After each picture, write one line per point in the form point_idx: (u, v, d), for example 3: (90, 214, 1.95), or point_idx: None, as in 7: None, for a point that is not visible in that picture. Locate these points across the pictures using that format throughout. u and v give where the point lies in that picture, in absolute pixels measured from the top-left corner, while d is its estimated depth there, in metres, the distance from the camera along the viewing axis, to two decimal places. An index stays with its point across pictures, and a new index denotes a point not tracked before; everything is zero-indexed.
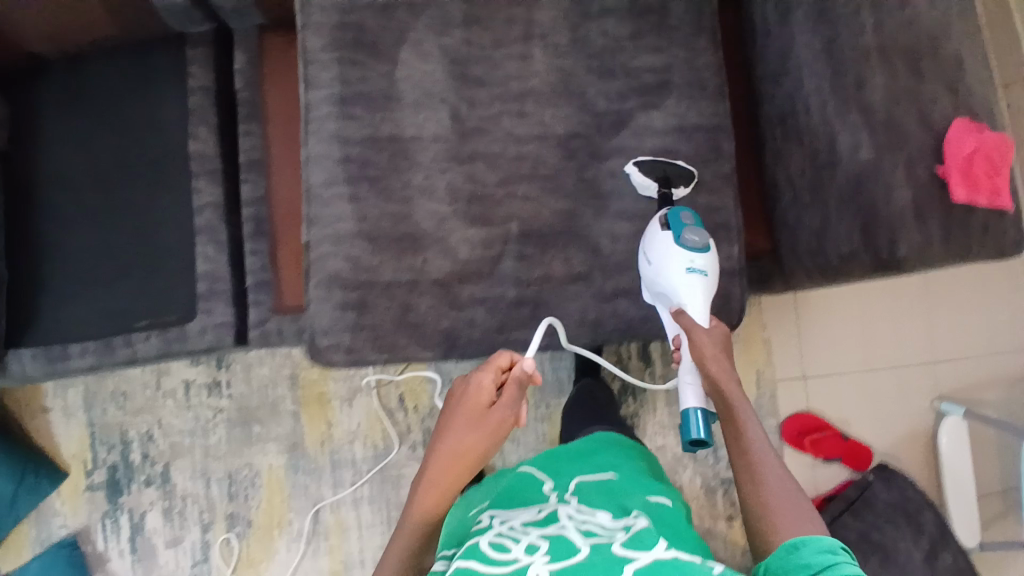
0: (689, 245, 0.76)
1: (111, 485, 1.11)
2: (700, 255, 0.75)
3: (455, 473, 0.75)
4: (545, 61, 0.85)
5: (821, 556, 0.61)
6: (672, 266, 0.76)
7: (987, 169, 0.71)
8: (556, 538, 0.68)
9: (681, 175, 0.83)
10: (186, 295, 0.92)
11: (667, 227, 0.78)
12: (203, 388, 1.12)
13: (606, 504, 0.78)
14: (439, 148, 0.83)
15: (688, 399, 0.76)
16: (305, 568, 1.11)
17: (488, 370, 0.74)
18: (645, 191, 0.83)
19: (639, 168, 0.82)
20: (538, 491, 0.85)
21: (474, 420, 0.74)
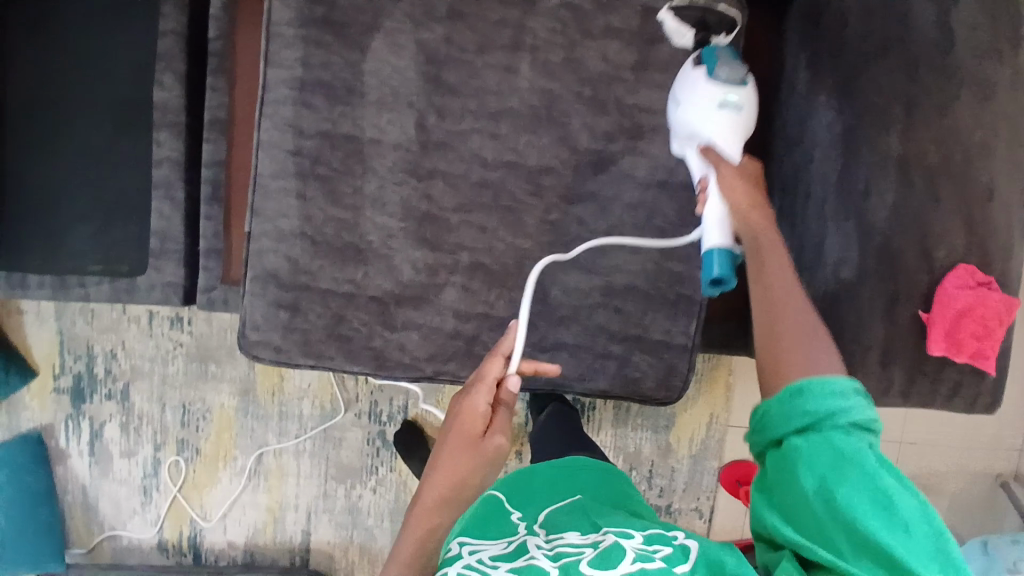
0: (724, 77, 0.66)
1: (75, 391, 1.18)
2: (736, 89, 0.66)
3: (443, 509, 0.63)
4: (530, 79, 0.76)
5: (829, 401, 0.51)
6: (704, 102, 0.67)
7: (977, 330, 0.64)
8: (525, 569, 0.55)
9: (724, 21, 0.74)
10: (139, 247, 0.92)
11: (701, 64, 0.69)
12: (167, 321, 1.16)
13: (577, 522, 0.64)
14: (398, 157, 0.77)
15: (712, 236, 0.66)
16: (243, 500, 1.18)
17: (482, 392, 0.64)
18: (680, 41, 0.75)
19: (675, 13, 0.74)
20: (500, 511, 0.69)
21: (461, 448, 0.63)
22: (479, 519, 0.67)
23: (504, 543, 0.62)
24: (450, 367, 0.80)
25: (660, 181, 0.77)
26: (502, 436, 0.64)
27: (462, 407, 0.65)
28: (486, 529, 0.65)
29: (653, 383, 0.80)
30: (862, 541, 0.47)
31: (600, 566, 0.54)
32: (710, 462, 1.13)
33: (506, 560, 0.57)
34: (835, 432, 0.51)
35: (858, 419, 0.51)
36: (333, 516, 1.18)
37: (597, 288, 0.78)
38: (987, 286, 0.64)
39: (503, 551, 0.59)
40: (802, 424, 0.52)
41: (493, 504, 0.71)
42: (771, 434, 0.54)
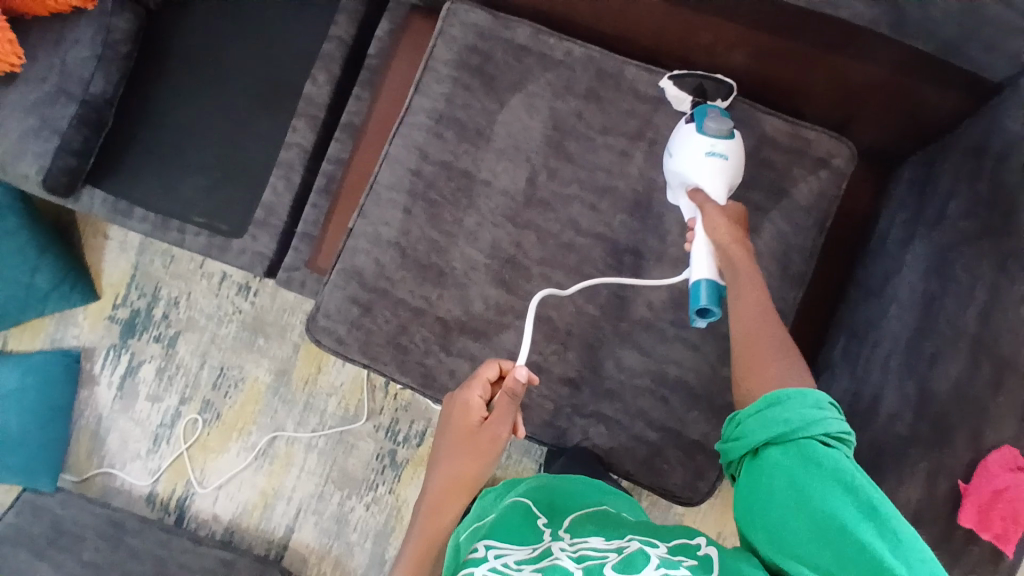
0: (711, 131, 0.74)
1: (127, 324, 1.24)
2: (724, 141, 0.74)
3: (451, 497, 0.72)
4: (640, 167, 0.82)
5: (807, 413, 0.55)
6: (694, 153, 0.74)
7: (1010, 515, 0.58)
8: (549, 567, 0.54)
9: (719, 90, 0.80)
10: (244, 213, 1.00)
11: (691, 121, 0.77)
12: (236, 286, 1.22)
13: (603, 530, 0.64)
14: (502, 202, 0.83)
15: (700, 269, 0.71)
16: (243, 477, 1.20)
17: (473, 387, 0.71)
18: (679, 106, 0.81)
19: (673, 83, 0.80)
20: (527, 519, 0.68)
21: (464, 443, 0.71)
22: (507, 529, 0.66)
23: (529, 549, 0.61)
24: None
25: None
26: (499, 426, 0.70)
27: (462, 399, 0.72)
28: (513, 536, 0.65)
29: (680, 484, 0.81)
30: (861, 554, 0.49)
31: (623, 569, 0.51)
32: None
33: (530, 565, 0.56)
34: (811, 444, 0.55)
35: (832, 433, 0.55)
36: (320, 520, 1.17)
37: (649, 373, 0.81)
38: None
39: (528, 557, 0.58)
40: (782, 432, 0.56)
41: (526, 516, 0.69)
42: (748, 446, 0.58)
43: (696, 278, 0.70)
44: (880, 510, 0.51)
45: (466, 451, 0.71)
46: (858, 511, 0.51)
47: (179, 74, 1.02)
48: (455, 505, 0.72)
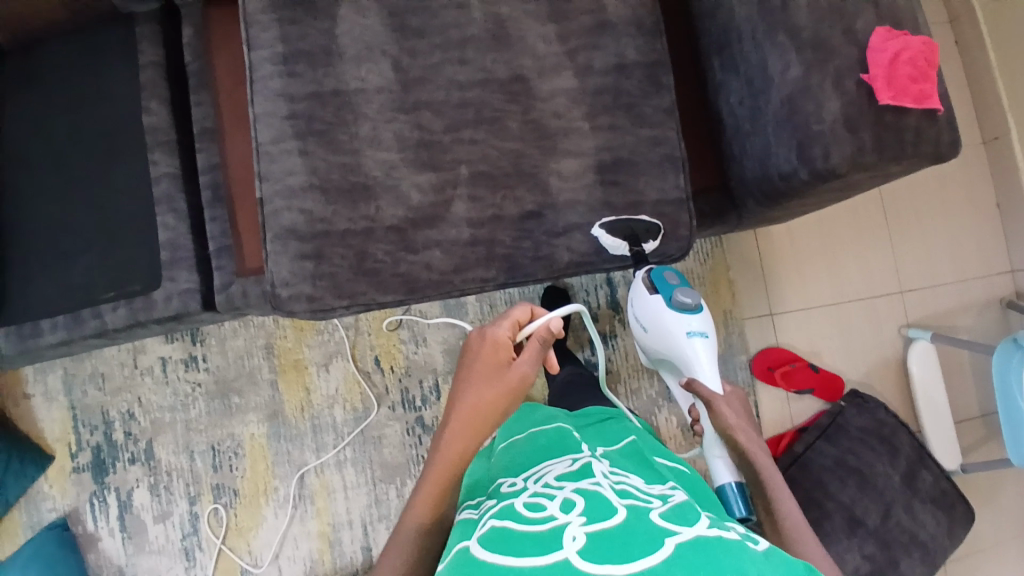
0: (680, 305, 0.89)
1: (96, 465, 1.13)
2: (694, 317, 0.90)
3: (472, 427, 0.74)
4: (482, 8, 0.86)
5: None
6: (676, 337, 0.90)
7: (912, 73, 0.74)
8: (592, 494, 0.60)
9: (648, 230, 0.86)
10: (150, 266, 0.93)
11: (656, 291, 0.90)
12: (181, 363, 1.14)
13: (639, 472, 0.72)
14: (384, 99, 0.85)
15: (724, 475, 0.96)
16: (293, 532, 1.12)
17: (504, 324, 0.78)
18: (616, 251, 0.86)
19: (606, 230, 0.85)
20: (565, 438, 0.77)
21: (493, 373, 0.76)
22: (546, 445, 0.76)
23: (569, 462, 0.70)
24: (475, 274, 0.84)
25: (617, 66, 0.87)
26: (528, 365, 0.77)
27: (491, 338, 0.78)
28: (553, 452, 0.74)
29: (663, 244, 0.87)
30: None
31: (670, 518, 0.56)
32: (740, 357, 1.18)
33: (572, 481, 0.64)
34: None
35: None
36: (391, 522, 1.13)
37: (590, 168, 0.86)
38: (906, 36, 0.75)
39: (569, 474, 0.66)
40: None
41: (560, 433, 0.79)
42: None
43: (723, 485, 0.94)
44: None
45: (494, 384, 0.76)
46: None
47: (13, 179, 0.95)
48: (475, 437, 0.74)
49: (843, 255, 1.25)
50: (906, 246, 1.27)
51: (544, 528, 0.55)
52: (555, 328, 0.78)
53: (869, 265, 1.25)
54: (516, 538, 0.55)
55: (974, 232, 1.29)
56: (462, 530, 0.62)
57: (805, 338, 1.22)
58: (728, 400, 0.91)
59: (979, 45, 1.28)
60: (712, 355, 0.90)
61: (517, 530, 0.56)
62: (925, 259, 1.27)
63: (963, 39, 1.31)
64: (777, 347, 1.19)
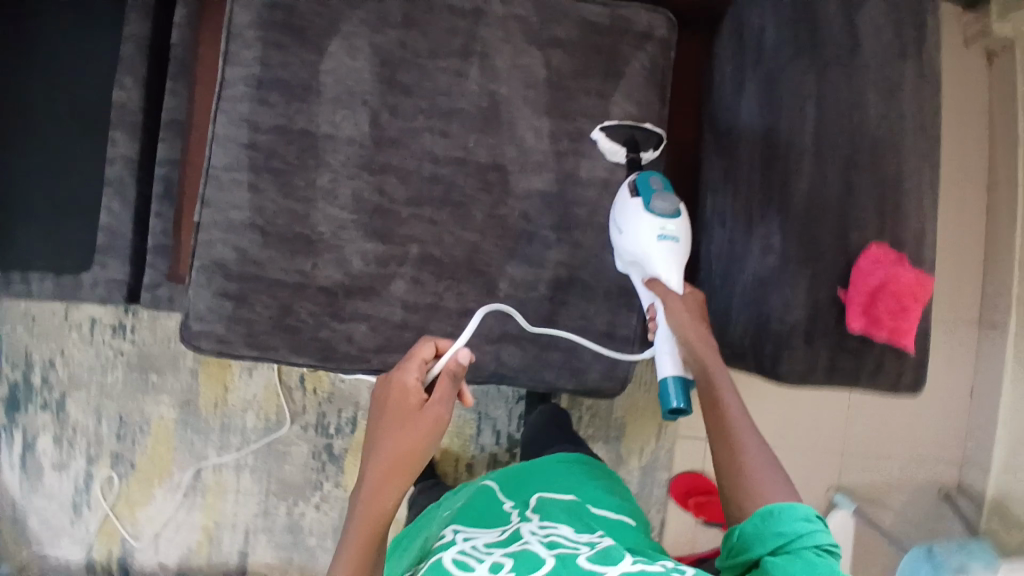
0: (658, 210, 0.72)
1: (10, 400, 1.12)
2: (672, 220, 0.72)
3: (390, 487, 0.65)
4: (480, 82, 0.79)
5: (798, 525, 0.58)
6: (641, 235, 0.72)
7: (892, 307, 0.69)
8: (522, 551, 0.61)
9: (650, 138, 0.82)
10: (87, 245, 0.89)
11: (637, 194, 0.75)
12: (109, 328, 1.12)
13: (572, 522, 0.70)
14: (351, 152, 0.79)
15: (664, 366, 0.70)
16: (179, 519, 1.12)
17: (412, 366, 0.66)
18: (613, 158, 0.81)
19: (605, 133, 0.80)
20: (493, 508, 0.76)
21: (403, 422, 0.65)
22: (471, 513, 0.75)
23: (497, 531, 0.69)
24: (396, 358, 0.80)
25: (604, 181, 0.81)
26: (442, 406, 0.65)
27: (397, 383, 0.66)
28: (479, 522, 0.73)
29: (598, 377, 0.83)
30: None
31: (598, 561, 0.58)
32: (660, 474, 1.16)
33: (502, 544, 0.64)
34: (806, 553, 0.57)
35: (822, 543, 0.57)
36: (273, 536, 1.12)
37: (544, 281, 0.81)
38: (901, 262, 0.70)
39: (499, 538, 0.66)
40: (782, 545, 0.57)
41: (488, 502, 0.77)
42: (750, 556, 0.58)
43: (663, 378, 0.69)
44: None
45: (407, 437, 0.65)
46: None
47: None
48: (393, 498, 0.64)
49: (799, 401, 1.20)
50: (864, 407, 1.23)
51: None
52: (465, 361, 0.64)
53: (822, 416, 1.21)
54: None
55: (939, 412, 1.24)
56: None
57: None
58: (687, 298, 0.71)
59: (1010, 224, 1.18)
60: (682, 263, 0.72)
61: None
62: (879, 424, 1.23)
63: (994, 208, 1.21)
64: (700, 474, 1.16)
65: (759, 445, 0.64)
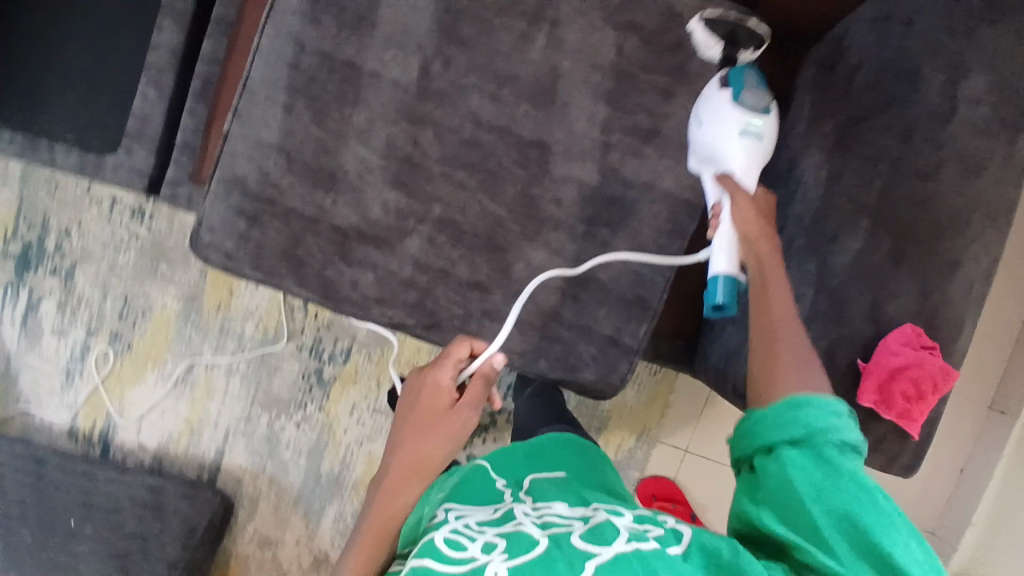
0: (746, 105, 0.69)
1: (20, 259, 1.15)
2: (758, 116, 0.69)
3: (411, 481, 0.69)
4: (542, 52, 0.76)
5: (826, 419, 0.55)
6: (727, 128, 0.69)
7: (908, 392, 0.72)
8: (514, 534, 0.55)
9: (750, 38, 0.76)
10: (116, 128, 0.88)
11: (726, 87, 0.71)
12: (129, 210, 1.14)
13: (566, 494, 0.63)
14: (394, 96, 0.76)
15: (719, 262, 0.68)
16: (164, 406, 1.16)
17: (448, 367, 0.72)
18: (707, 53, 0.77)
19: (704, 25, 0.75)
20: (486, 485, 0.68)
21: (432, 421, 0.71)
22: (464, 493, 0.66)
23: (490, 510, 0.61)
24: (395, 315, 0.79)
25: (646, 183, 0.78)
26: (470, 411, 0.72)
27: (431, 383, 0.72)
28: (474, 498, 0.65)
29: (593, 379, 0.80)
30: (868, 554, 0.50)
31: (589, 540, 0.52)
32: (631, 473, 1.17)
33: (494, 524, 0.57)
34: (828, 448, 0.54)
35: (847, 439, 0.54)
36: (251, 442, 1.16)
37: (560, 272, 0.78)
38: (927, 351, 0.71)
39: (491, 517, 0.59)
40: (803, 435, 0.55)
41: (483, 477, 0.69)
42: (763, 442, 0.57)
43: (715, 273, 0.67)
44: (889, 509, 0.51)
45: (434, 435, 0.70)
46: (876, 507, 0.51)
47: None
48: (413, 491, 0.69)
49: None
50: None
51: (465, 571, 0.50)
52: (498, 367, 0.72)
53: None
54: None
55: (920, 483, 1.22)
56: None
57: (705, 489, 1.19)
58: (757, 198, 0.71)
59: None
60: (760, 162, 0.70)
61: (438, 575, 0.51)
62: None
63: None
64: (669, 481, 1.17)
65: (795, 349, 0.61)
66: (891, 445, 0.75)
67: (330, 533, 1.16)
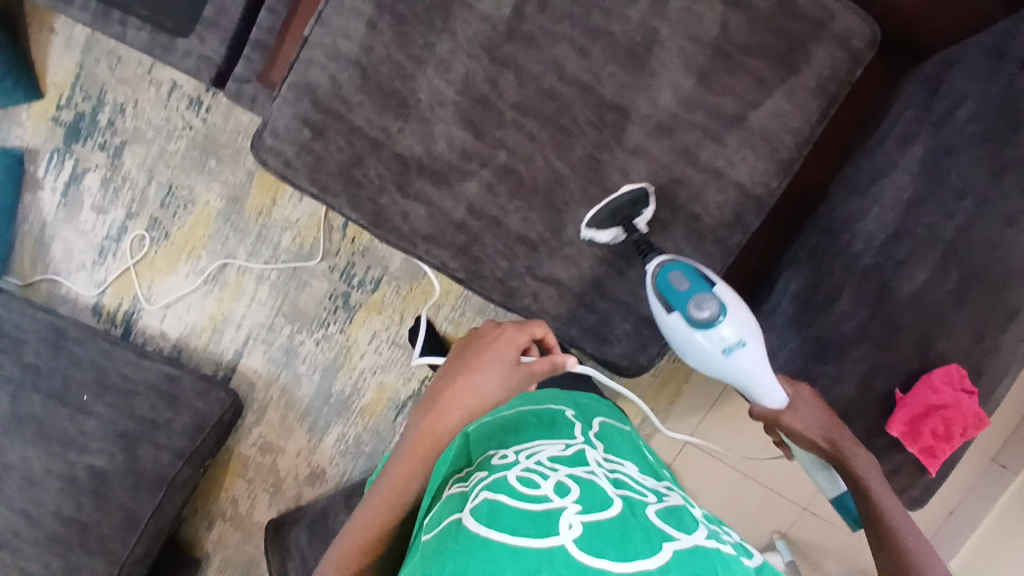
0: (702, 322, 0.70)
1: (72, 128, 1.17)
2: (721, 326, 0.70)
3: (458, 416, 0.63)
4: (640, 13, 0.73)
5: None
6: (708, 353, 0.71)
7: (938, 430, 0.71)
8: (591, 481, 0.51)
9: (636, 200, 0.75)
10: (192, 14, 0.88)
11: (672, 306, 0.72)
12: (186, 99, 1.14)
13: (634, 459, 0.62)
14: (482, 30, 0.74)
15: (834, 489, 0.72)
16: (190, 298, 1.18)
17: (522, 332, 0.66)
18: (616, 241, 0.76)
19: (591, 226, 0.75)
20: (555, 418, 0.66)
21: (490, 368, 0.65)
22: (537, 422, 0.64)
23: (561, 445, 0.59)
24: (439, 255, 0.78)
25: (718, 170, 0.75)
26: (527, 377, 0.65)
27: (501, 336, 0.67)
28: (546, 431, 0.63)
29: (622, 356, 0.80)
30: None
31: (667, 521, 0.48)
32: None
33: (568, 465, 0.54)
34: None
35: None
36: (269, 349, 1.18)
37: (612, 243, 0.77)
38: (968, 395, 0.70)
39: (563, 454, 0.56)
40: None
41: (554, 411, 0.68)
42: None
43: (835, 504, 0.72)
44: None
45: (488, 379, 0.64)
46: None
47: None
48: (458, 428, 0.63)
49: None
50: None
51: (540, 508, 0.47)
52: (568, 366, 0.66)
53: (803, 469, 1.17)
54: (511, 512, 0.46)
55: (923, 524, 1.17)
56: (451, 503, 0.53)
57: (698, 480, 1.18)
58: (799, 405, 0.70)
59: None
60: (762, 364, 0.70)
61: (510, 504, 0.47)
62: None
63: None
64: None
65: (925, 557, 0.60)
66: (909, 479, 0.74)
67: (330, 451, 1.19)
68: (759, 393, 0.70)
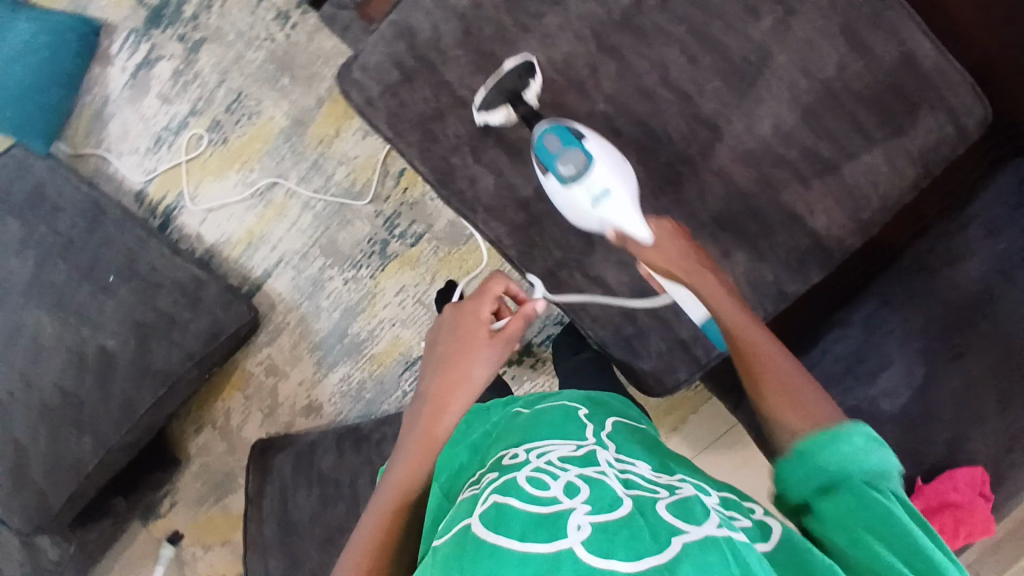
0: (568, 176, 0.70)
1: (154, 13, 1.17)
2: (585, 176, 0.70)
3: (454, 398, 0.67)
4: (759, 35, 0.71)
5: (840, 453, 0.48)
6: (579, 208, 0.71)
7: (947, 526, 0.70)
8: (599, 482, 0.50)
9: (521, 76, 0.74)
10: None
11: (545, 168, 0.72)
12: (274, 11, 1.13)
13: (648, 458, 0.61)
14: (596, 14, 0.72)
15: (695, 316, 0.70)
16: (234, 206, 1.18)
17: (484, 299, 0.72)
18: (504, 122, 0.75)
19: (482, 110, 0.74)
20: (566, 419, 0.65)
21: (470, 341, 0.70)
22: (548, 422, 0.64)
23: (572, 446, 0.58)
24: (495, 228, 0.77)
25: (796, 212, 0.73)
26: (504, 341, 0.70)
27: (470, 310, 0.72)
28: (556, 430, 0.62)
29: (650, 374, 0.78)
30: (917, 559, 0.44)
31: (677, 515, 0.46)
32: None
33: (578, 466, 0.53)
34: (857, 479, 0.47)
35: (872, 470, 0.47)
36: (297, 276, 1.18)
37: None
38: (985, 499, 0.68)
39: (574, 455, 0.56)
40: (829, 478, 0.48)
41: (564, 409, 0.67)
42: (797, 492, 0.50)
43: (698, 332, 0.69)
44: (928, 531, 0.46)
45: (466, 350, 0.69)
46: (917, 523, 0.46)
47: None
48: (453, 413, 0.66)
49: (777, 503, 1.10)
50: None
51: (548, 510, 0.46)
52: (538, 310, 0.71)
53: None
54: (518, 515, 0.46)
55: None
56: (462, 508, 0.52)
57: None
58: (663, 239, 0.67)
59: None
60: (632, 206, 0.69)
61: (517, 508, 0.47)
62: None
63: None
64: None
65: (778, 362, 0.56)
66: None
67: (331, 389, 1.19)
68: (624, 235, 0.68)
